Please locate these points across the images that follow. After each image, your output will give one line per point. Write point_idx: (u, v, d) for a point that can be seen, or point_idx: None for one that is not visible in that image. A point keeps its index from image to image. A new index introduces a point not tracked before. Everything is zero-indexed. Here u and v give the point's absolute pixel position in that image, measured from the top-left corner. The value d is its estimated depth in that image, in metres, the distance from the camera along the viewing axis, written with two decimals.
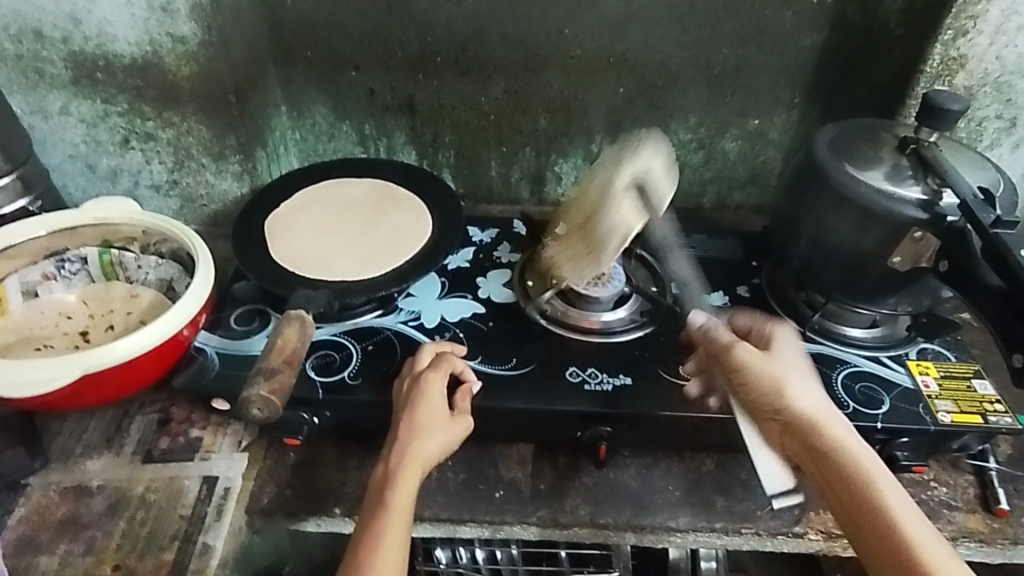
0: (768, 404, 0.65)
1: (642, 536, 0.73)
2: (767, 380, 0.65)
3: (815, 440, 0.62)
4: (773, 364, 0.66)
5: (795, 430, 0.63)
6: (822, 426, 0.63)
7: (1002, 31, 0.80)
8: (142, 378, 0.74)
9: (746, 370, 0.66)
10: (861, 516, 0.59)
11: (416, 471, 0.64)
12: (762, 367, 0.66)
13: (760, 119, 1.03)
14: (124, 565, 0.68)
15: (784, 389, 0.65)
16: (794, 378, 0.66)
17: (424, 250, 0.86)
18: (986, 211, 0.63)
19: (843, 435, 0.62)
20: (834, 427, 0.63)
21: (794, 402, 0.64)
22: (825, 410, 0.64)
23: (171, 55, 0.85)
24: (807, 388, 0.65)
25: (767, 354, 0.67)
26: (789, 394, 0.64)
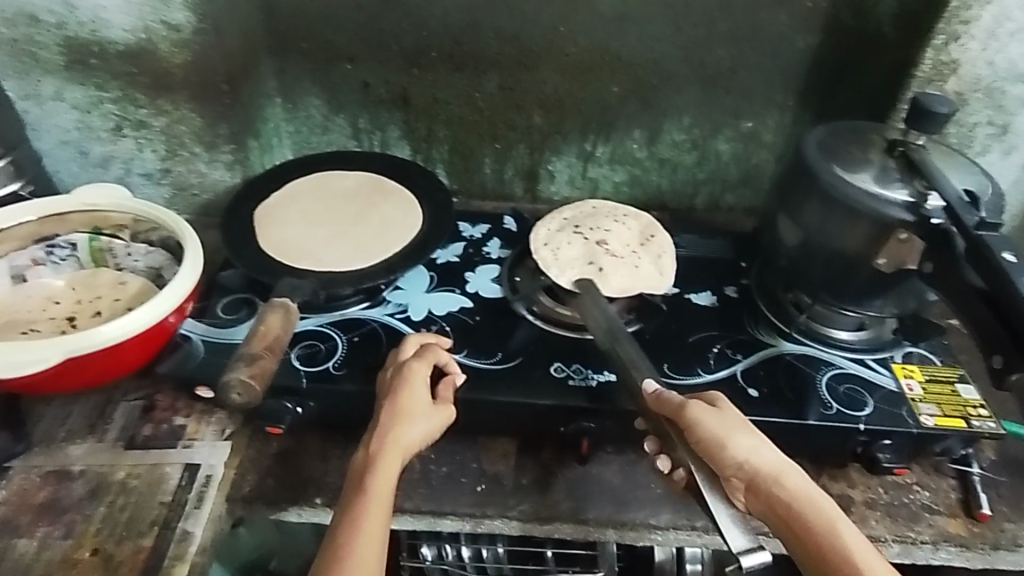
0: (727, 464, 0.61)
1: (623, 532, 0.73)
2: (717, 443, 0.61)
3: (779, 495, 0.60)
4: (723, 424, 0.62)
5: (755, 485, 0.61)
6: (781, 480, 0.61)
7: (994, 37, 0.80)
8: (127, 363, 0.74)
9: (697, 432, 0.62)
10: (826, 563, 0.57)
11: (397, 458, 0.64)
12: (710, 427, 0.62)
13: (753, 122, 1.03)
14: (102, 549, 0.68)
15: (732, 448, 0.61)
16: (743, 434, 0.63)
17: (413, 243, 0.86)
18: (971, 213, 0.63)
19: (799, 485, 0.61)
20: (789, 481, 0.61)
21: (747, 459, 0.61)
22: (779, 465, 0.62)
23: (165, 43, 0.86)
24: (760, 445, 0.63)
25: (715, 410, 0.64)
26: (741, 451, 0.61)
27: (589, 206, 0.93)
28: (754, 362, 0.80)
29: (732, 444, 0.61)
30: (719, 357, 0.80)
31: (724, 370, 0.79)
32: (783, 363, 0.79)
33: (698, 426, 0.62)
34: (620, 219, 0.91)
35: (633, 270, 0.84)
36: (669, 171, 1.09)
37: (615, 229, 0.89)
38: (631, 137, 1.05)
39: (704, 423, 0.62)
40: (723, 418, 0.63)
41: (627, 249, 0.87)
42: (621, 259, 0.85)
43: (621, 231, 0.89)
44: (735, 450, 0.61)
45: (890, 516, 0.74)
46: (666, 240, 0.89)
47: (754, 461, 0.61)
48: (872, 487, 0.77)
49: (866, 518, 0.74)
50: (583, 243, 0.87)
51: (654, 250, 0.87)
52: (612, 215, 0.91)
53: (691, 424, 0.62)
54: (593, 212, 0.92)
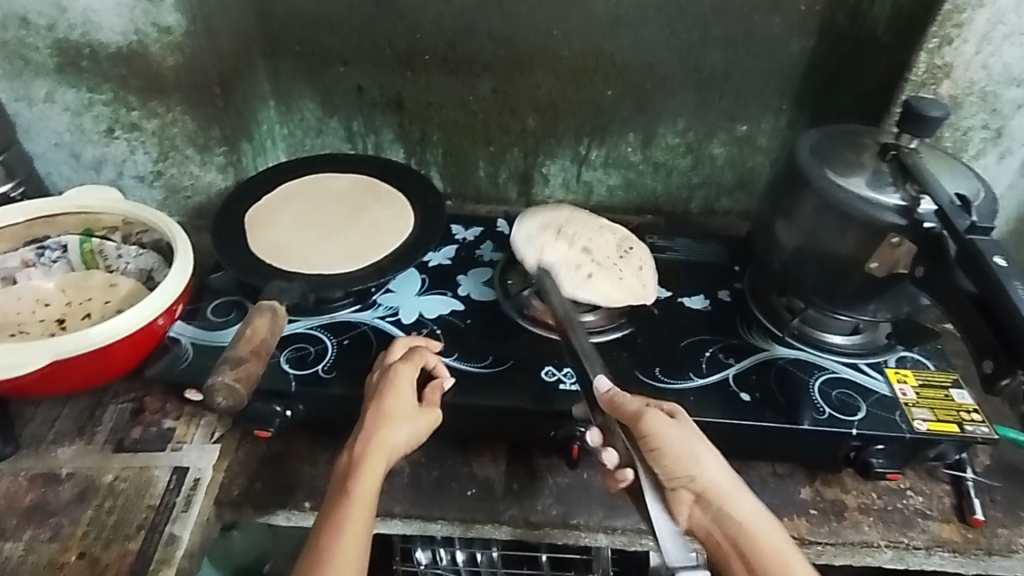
0: (679, 477, 0.62)
1: (614, 537, 0.73)
2: (673, 458, 0.62)
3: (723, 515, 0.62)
4: (684, 439, 0.63)
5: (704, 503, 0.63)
6: (729, 504, 0.62)
7: (988, 40, 0.80)
8: (116, 365, 0.74)
9: (656, 443, 0.63)
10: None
11: (382, 461, 0.63)
12: (670, 441, 0.63)
13: (747, 125, 1.02)
14: (89, 553, 0.67)
15: (690, 467, 0.62)
16: (703, 451, 0.63)
17: (404, 246, 0.86)
18: (962, 217, 0.62)
19: (749, 512, 0.62)
20: (740, 505, 0.62)
21: (703, 479, 0.62)
22: (730, 487, 0.63)
23: (156, 45, 0.86)
24: (716, 464, 0.63)
25: (677, 423, 0.64)
26: (698, 471, 0.62)
27: (569, 211, 0.91)
28: (746, 367, 0.79)
29: (688, 462, 0.62)
30: (711, 362, 0.80)
31: (716, 374, 0.78)
32: (775, 367, 0.79)
33: (655, 437, 0.63)
34: (601, 227, 0.88)
35: (616, 281, 0.82)
36: (664, 174, 1.09)
37: (598, 237, 0.86)
38: (625, 141, 1.05)
39: (659, 436, 0.63)
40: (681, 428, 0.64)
41: (610, 259, 0.84)
42: (607, 270, 0.82)
43: (604, 240, 0.86)
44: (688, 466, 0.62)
45: (883, 521, 0.74)
46: (644, 253, 0.87)
47: (708, 481, 0.62)
48: (864, 492, 0.76)
49: (858, 524, 0.73)
50: (570, 248, 0.84)
51: (635, 262, 0.85)
52: (594, 222, 0.89)
53: (647, 435, 0.63)
54: (576, 216, 0.89)
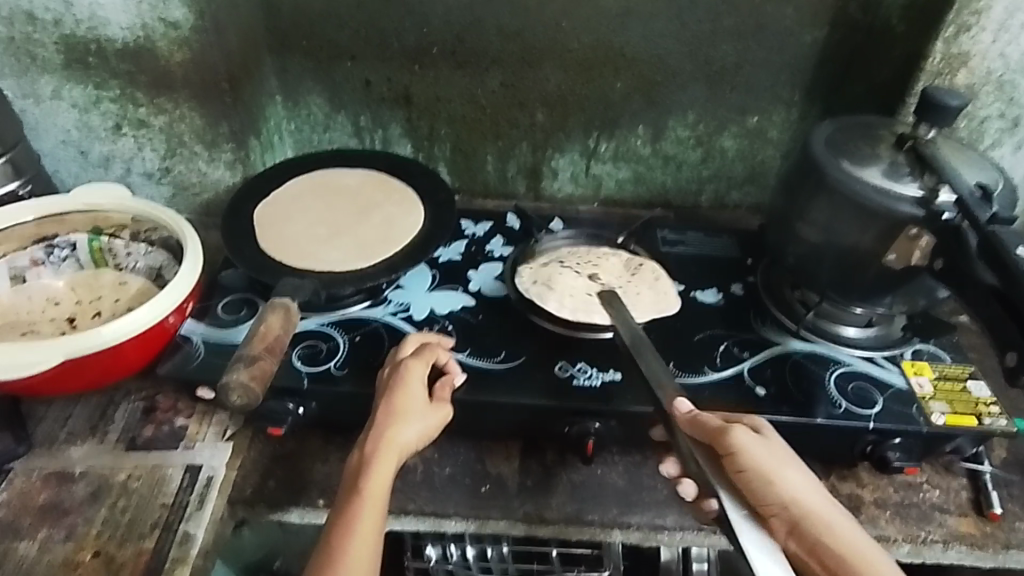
0: (772, 503, 0.60)
1: (629, 534, 0.72)
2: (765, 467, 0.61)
3: (821, 544, 0.59)
4: (766, 455, 0.61)
5: (799, 533, 0.60)
6: (818, 523, 0.60)
7: (1005, 28, 0.79)
8: (128, 364, 0.73)
9: (743, 459, 0.60)
10: None
11: (393, 456, 0.63)
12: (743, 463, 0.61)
13: (758, 117, 1.02)
14: (103, 552, 0.67)
15: (780, 484, 0.60)
16: (783, 469, 0.61)
17: (415, 242, 0.85)
18: (983, 208, 0.62)
19: (848, 537, 0.60)
20: (839, 531, 0.60)
21: (793, 498, 0.60)
22: (824, 508, 0.61)
23: (163, 41, 0.85)
24: (795, 479, 0.61)
25: (759, 440, 0.62)
26: (785, 488, 0.60)
27: (545, 256, 0.92)
28: (761, 361, 0.78)
29: (779, 479, 0.60)
30: (725, 356, 0.79)
31: (730, 370, 0.77)
32: (790, 362, 0.78)
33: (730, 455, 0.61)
34: (606, 254, 0.92)
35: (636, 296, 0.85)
36: (673, 168, 1.08)
37: (604, 263, 0.90)
38: (635, 134, 1.04)
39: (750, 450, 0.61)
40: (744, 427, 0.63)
41: (621, 279, 0.87)
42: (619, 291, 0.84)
43: (610, 263, 0.90)
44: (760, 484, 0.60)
45: (900, 516, 0.73)
46: (655, 267, 0.91)
47: (800, 501, 0.61)
48: (881, 487, 0.75)
49: (875, 519, 0.72)
50: (577, 275, 0.86)
51: (647, 277, 0.88)
52: (597, 249, 0.93)
53: (733, 450, 0.60)
54: (553, 258, 0.91)
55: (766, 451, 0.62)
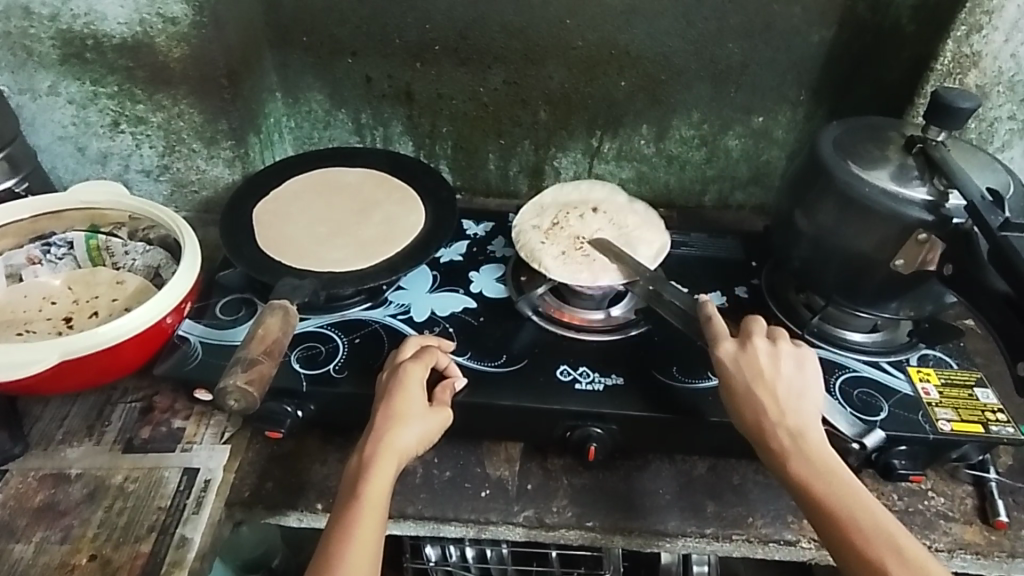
0: (767, 414, 0.62)
1: (630, 539, 0.71)
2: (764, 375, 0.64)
3: (809, 464, 0.60)
4: (778, 369, 0.64)
5: (790, 450, 0.61)
6: (812, 448, 0.60)
7: (1017, 28, 0.77)
8: (124, 365, 0.72)
9: (749, 364, 0.65)
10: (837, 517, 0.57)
11: (392, 461, 0.62)
12: (770, 376, 0.64)
13: (764, 117, 1.00)
14: (99, 555, 0.66)
15: (781, 400, 0.63)
16: (789, 386, 0.64)
17: (416, 242, 0.84)
18: (995, 213, 0.61)
19: (836, 464, 0.60)
20: (826, 457, 0.60)
21: (792, 419, 0.62)
22: (818, 437, 0.62)
23: (162, 36, 0.83)
24: (799, 402, 0.63)
25: (779, 359, 0.65)
26: (786, 408, 0.62)
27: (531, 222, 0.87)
28: None
29: (780, 393, 0.63)
30: None
31: None
32: None
33: (762, 364, 0.64)
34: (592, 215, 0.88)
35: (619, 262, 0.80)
36: (678, 168, 1.07)
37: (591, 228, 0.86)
38: (639, 133, 1.03)
39: (749, 358, 0.65)
40: (796, 352, 0.66)
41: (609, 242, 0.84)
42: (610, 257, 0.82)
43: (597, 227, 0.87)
44: (784, 406, 0.62)
45: (905, 524, 0.72)
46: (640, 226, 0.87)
47: (797, 424, 0.62)
48: (885, 494, 0.75)
49: None
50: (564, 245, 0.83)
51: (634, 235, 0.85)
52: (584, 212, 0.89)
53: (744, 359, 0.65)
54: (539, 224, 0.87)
55: (774, 360, 0.65)
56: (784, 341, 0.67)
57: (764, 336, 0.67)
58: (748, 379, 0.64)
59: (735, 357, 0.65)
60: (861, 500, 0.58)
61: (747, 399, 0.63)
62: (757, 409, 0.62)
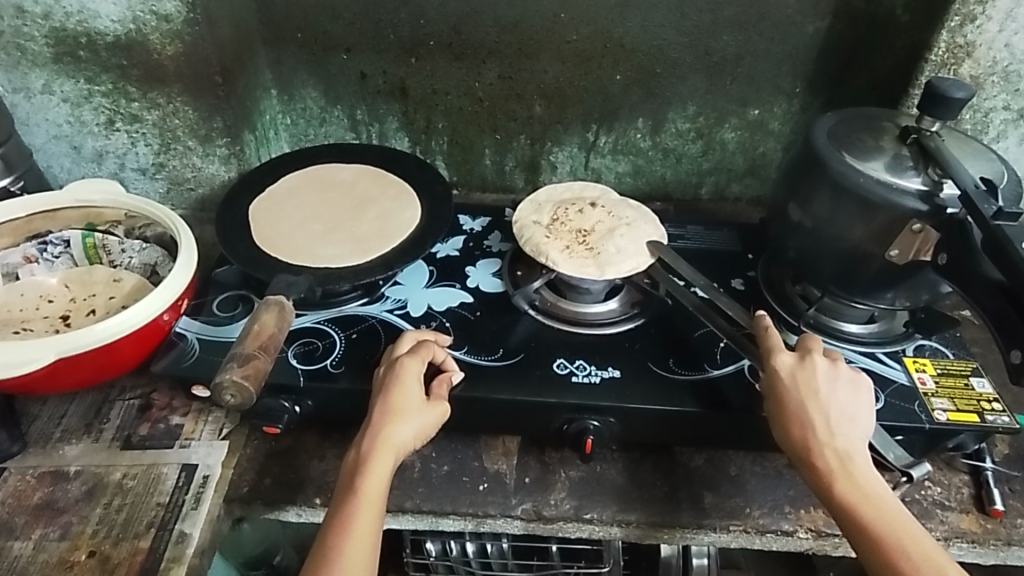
0: (820, 433, 0.61)
1: (628, 531, 0.72)
2: (816, 393, 0.63)
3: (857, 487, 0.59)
4: (833, 388, 0.63)
5: (839, 471, 0.60)
6: (860, 471, 0.60)
7: (1010, 18, 0.77)
8: (122, 362, 0.73)
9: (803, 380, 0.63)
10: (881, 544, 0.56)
11: (389, 455, 0.62)
12: (826, 395, 0.63)
13: (759, 109, 1.00)
14: (98, 551, 0.66)
15: (835, 421, 0.62)
16: (842, 406, 0.63)
17: (412, 237, 0.84)
18: (987, 202, 0.61)
19: (883, 492, 0.59)
20: (875, 482, 0.59)
21: (844, 441, 0.61)
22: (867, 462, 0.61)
23: (156, 34, 0.83)
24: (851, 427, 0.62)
25: (834, 379, 0.64)
26: (838, 430, 0.61)
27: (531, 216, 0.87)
28: None
29: (833, 413, 0.62)
30: (726, 353, 0.78)
31: (730, 366, 0.76)
32: None
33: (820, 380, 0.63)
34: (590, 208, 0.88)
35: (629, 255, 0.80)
36: (673, 161, 1.07)
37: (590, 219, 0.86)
38: (634, 127, 1.03)
39: (803, 373, 0.64)
40: (853, 374, 0.65)
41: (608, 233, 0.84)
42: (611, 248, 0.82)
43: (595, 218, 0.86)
44: (837, 428, 0.61)
45: None
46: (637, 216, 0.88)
47: (848, 447, 0.61)
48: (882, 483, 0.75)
49: None
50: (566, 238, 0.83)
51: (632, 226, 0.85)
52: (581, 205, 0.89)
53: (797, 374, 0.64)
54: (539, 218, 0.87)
55: (829, 379, 0.64)
56: (840, 362, 0.66)
57: (821, 353, 0.66)
58: (800, 396, 0.63)
59: (791, 371, 0.64)
60: (907, 528, 0.57)
61: (797, 414, 0.62)
62: (805, 425, 0.61)
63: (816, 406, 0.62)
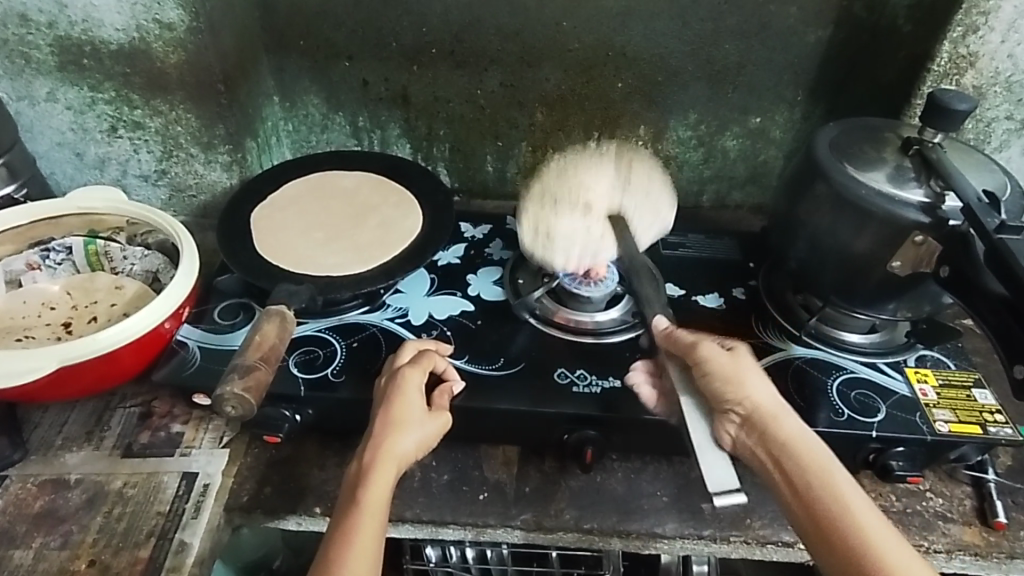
0: (727, 401, 0.62)
1: (628, 542, 0.72)
2: (718, 370, 0.64)
3: (770, 436, 0.60)
4: (731, 362, 0.64)
5: (751, 425, 0.61)
6: (776, 422, 0.61)
7: (1013, 29, 0.77)
8: (123, 371, 0.73)
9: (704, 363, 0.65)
10: (804, 488, 0.58)
11: (391, 467, 0.62)
12: (731, 367, 0.64)
13: (761, 117, 1.00)
14: (99, 560, 0.66)
15: (742, 385, 0.63)
16: (747, 373, 0.64)
17: (413, 246, 0.84)
18: (991, 215, 0.61)
19: (797, 432, 0.61)
20: (785, 424, 0.61)
21: (753, 399, 0.62)
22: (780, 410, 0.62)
23: (159, 42, 0.83)
24: (761, 387, 0.63)
25: (729, 353, 0.65)
26: (746, 393, 0.62)
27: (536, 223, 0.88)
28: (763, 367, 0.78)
29: (741, 380, 0.63)
30: None
31: None
32: (791, 367, 0.78)
33: (715, 364, 0.64)
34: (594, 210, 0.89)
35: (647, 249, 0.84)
36: (675, 168, 1.07)
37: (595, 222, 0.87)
38: (636, 134, 1.03)
39: (704, 351, 0.65)
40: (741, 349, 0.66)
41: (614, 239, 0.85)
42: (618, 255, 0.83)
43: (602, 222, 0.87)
44: (747, 395, 0.62)
45: (903, 524, 0.72)
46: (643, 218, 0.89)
47: (756, 400, 0.62)
48: (883, 495, 0.74)
49: None
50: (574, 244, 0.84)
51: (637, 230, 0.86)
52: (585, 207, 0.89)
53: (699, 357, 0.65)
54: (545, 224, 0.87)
55: (724, 354, 0.65)
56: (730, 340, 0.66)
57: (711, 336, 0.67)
58: (709, 374, 0.64)
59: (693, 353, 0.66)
60: (825, 467, 0.58)
61: (710, 389, 0.64)
62: (715, 398, 0.63)
63: (721, 381, 0.63)
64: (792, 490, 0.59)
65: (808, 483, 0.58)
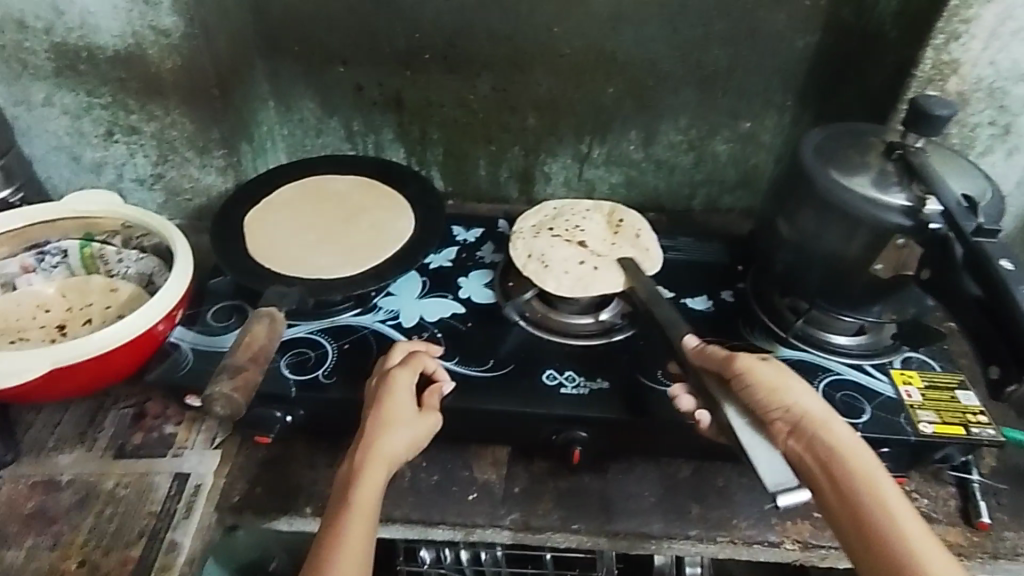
0: (773, 406, 0.61)
1: (615, 542, 0.72)
2: (764, 375, 0.63)
3: (820, 443, 0.59)
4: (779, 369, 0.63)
5: (799, 433, 0.60)
6: (825, 430, 0.60)
7: (994, 36, 0.78)
8: (115, 372, 0.73)
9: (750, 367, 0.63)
10: (852, 498, 0.56)
11: (380, 467, 0.63)
12: (776, 374, 0.63)
13: (750, 122, 1.01)
14: (89, 560, 0.67)
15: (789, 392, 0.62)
16: (794, 381, 0.63)
17: (404, 249, 0.85)
18: (969, 219, 0.61)
19: (848, 441, 0.59)
20: (835, 431, 0.60)
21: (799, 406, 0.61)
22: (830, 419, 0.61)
23: (154, 48, 0.85)
24: (808, 395, 0.62)
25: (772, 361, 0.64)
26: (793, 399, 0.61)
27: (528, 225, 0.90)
28: None
29: (786, 385, 0.62)
30: None
31: None
32: None
33: (760, 369, 0.63)
34: (586, 216, 0.91)
35: (643, 252, 0.86)
36: (666, 173, 1.08)
37: (587, 228, 0.89)
38: (628, 138, 1.04)
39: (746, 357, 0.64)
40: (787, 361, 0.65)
41: (606, 244, 0.87)
42: (609, 258, 0.85)
43: (594, 226, 0.89)
44: (794, 403, 0.61)
45: None
46: (636, 222, 0.91)
47: (803, 408, 0.61)
48: None
49: None
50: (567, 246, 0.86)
51: (629, 234, 0.89)
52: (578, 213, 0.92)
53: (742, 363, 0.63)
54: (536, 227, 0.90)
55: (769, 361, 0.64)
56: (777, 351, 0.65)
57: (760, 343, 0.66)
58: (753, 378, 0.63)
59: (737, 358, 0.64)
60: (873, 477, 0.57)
61: (752, 394, 0.62)
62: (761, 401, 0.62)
63: (764, 385, 0.62)
64: (839, 501, 0.57)
65: (858, 491, 0.56)
